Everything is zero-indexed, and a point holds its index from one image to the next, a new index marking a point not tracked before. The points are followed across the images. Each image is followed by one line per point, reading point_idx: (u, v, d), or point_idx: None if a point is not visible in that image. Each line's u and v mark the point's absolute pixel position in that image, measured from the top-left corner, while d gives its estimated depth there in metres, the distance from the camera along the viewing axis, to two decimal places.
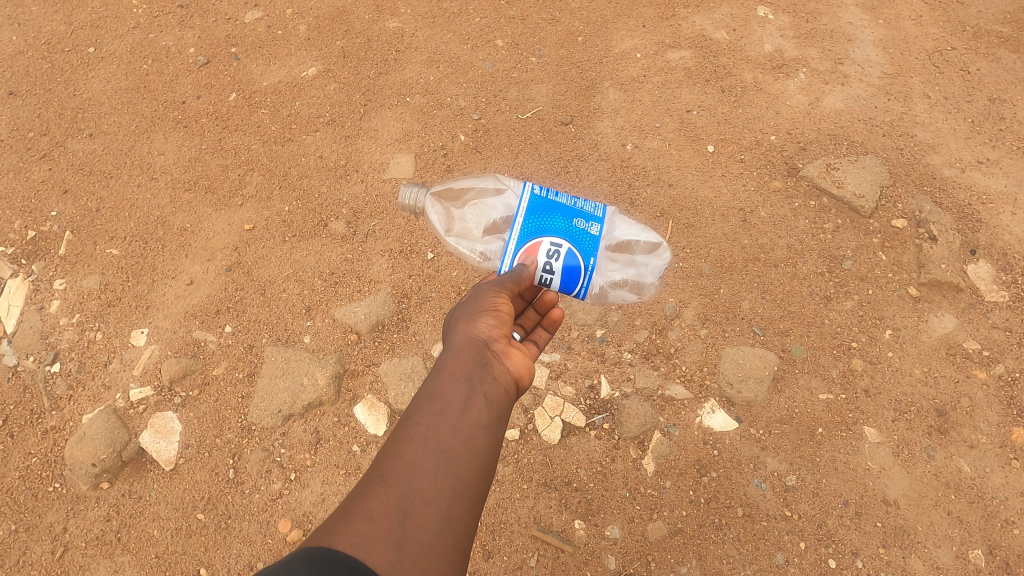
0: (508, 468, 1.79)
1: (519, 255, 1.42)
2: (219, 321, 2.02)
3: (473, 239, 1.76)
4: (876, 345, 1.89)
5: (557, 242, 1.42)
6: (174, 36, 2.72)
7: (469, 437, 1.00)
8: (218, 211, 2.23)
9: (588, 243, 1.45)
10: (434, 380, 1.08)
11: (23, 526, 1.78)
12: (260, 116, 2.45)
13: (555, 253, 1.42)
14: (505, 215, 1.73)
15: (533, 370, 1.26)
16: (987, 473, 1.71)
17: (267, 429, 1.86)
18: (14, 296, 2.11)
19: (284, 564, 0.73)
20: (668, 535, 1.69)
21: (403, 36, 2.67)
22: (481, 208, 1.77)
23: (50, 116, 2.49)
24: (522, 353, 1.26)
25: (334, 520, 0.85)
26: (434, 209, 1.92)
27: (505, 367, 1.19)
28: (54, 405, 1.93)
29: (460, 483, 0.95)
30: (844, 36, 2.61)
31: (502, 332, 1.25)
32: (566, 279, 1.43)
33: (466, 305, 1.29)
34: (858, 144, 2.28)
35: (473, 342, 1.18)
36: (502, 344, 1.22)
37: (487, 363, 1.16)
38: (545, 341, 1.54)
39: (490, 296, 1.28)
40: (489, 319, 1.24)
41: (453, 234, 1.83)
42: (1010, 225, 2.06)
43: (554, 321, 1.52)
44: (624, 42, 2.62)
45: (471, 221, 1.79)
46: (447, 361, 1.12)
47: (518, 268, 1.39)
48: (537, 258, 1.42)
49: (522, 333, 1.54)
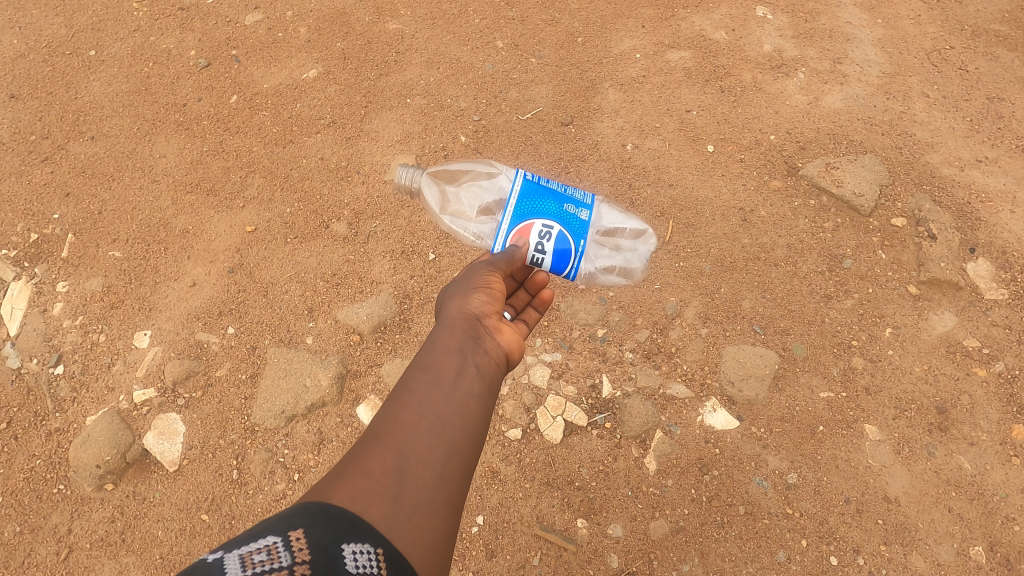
0: (511, 467, 1.80)
1: (511, 237, 1.42)
2: (222, 322, 2.03)
3: (467, 220, 1.75)
4: (876, 343, 1.89)
5: (549, 223, 1.42)
6: (175, 39, 2.73)
7: (462, 405, 1.02)
8: (220, 213, 2.24)
9: (579, 226, 1.46)
10: (427, 352, 1.10)
11: (28, 528, 1.79)
12: (262, 118, 2.46)
13: (547, 234, 1.42)
14: (498, 198, 1.76)
15: (523, 346, 1.27)
16: (987, 470, 1.72)
17: (270, 429, 1.87)
18: (18, 299, 2.12)
19: (286, 517, 0.78)
20: (670, 533, 1.70)
21: (403, 38, 2.68)
22: (475, 191, 1.79)
23: (51, 120, 2.50)
24: (513, 330, 1.27)
25: (332, 476, 0.88)
26: (430, 188, 1.94)
27: (497, 342, 1.20)
28: (58, 407, 1.94)
29: (454, 447, 0.97)
30: (843, 36, 2.62)
31: (493, 308, 1.26)
32: (557, 261, 1.43)
33: (459, 282, 1.31)
34: (857, 143, 2.29)
35: (465, 317, 1.20)
36: (494, 320, 1.24)
37: (479, 337, 1.17)
38: (534, 320, 1.53)
39: (483, 274, 1.31)
40: (481, 295, 1.26)
41: (448, 214, 1.84)
42: (1009, 223, 2.07)
43: (545, 301, 1.52)
44: (624, 42, 2.63)
45: (466, 203, 1.80)
46: (441, 334, 1.14)
47: (511, 249, 1.39)
48: (529, 239, 1.42)
49: (513, 312, 1.52)
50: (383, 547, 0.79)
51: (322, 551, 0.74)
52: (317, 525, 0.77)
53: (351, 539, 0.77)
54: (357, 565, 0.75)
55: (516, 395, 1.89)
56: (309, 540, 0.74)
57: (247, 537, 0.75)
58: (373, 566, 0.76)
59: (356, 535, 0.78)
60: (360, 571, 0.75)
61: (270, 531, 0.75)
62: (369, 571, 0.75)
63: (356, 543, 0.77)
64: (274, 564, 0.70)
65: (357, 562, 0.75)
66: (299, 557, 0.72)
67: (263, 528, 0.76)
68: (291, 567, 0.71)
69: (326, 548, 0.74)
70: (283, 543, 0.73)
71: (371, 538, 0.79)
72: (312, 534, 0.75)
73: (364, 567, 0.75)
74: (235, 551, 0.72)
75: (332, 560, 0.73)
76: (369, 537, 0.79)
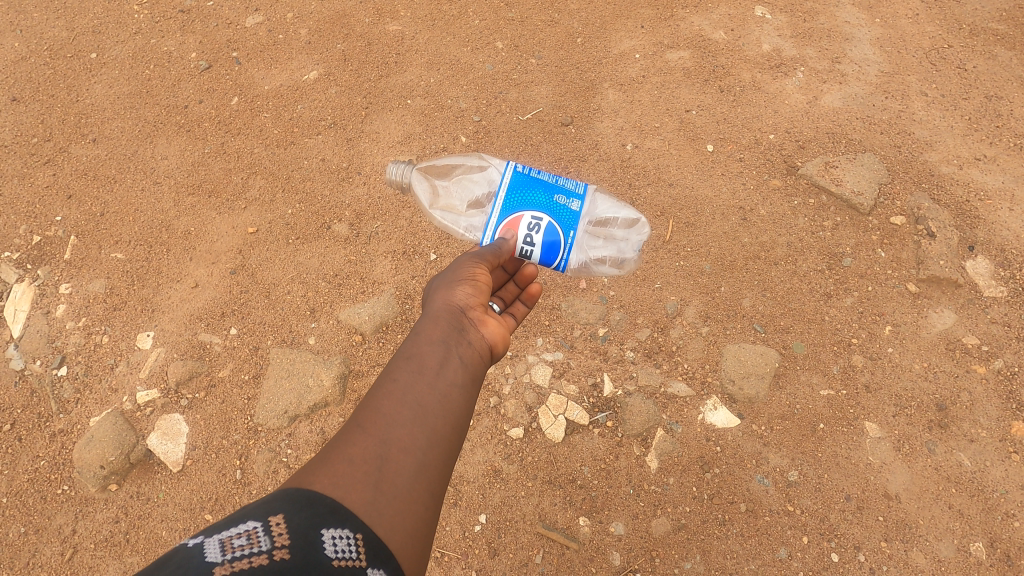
0: (513, 466, 1.81)
1: (500, 229, 1.47)
2: (225, 323, 2.04)
3: (458, 214, 1.81)
4: (876, 341, 1.90)
5: (538, 215, 1.46)
6: (176, 41, 2.74)
7: (445, 395, 1.03)
8: (222, 214, 2.25)
9: (569, 217, 1.49)
10: (411, 342, 1.11)
11: (33, 529, 1.80)
12: (262, 120, 2.47)
13: (536, 226, 1.46)
14: (488, 190, 1.80)
15: (508, 339, 1.29)
16: (987, 466, 1.73)
17: (273, 430, 1.88)
18: (21, 301, 2.13)
19: (266, 503, 0.79)
20: (672, 531, 1.71)
21: (403, 39, 2.68)
22: (466, 185, 1.85)
23: (53, 122, 2.51)
24: (497, 322, 1.29)
25: (315, 463, 0.89)
26: (420, 184, 1.97)
27: (481, 334, 1.22)
28: (62, 409, 1.95)
29: (436, 435, 0.98)
30: (841, 35, 2.62)
31: (478, 300, 1.27)
32: (547, 252, 1.47)
33: (444, 274, 1.32)
34: (856, 142, 2.30)
35: (451, 309, 1.21)
36: (479, 311, 1.25)
37: (463, 329, 1.18)
38: (523, 314, 1.54)
39: (469, 266, 1.32)
40: (467, 287, 1.27)
41: (438, 208, 1.87)
42: (1008, 221, 2.08)
43: (533, 294, 1.54)
44: (623, 42, 2.64)
45: (456, 197, 1.85)
46: (425, 326, 1.15)
47: (499, 241, 1.44)
48: (518, 232, 1.46)
49: (502, 305, 1.55)
50: (363, 532, 0.81)
51: (301, 536, 0.74)
52: (297, 511, 0.77)
53: (331, 525, 0.78)
54: (336, 551, 0.76)
55: (517, 394, 1.89)
56: (289, 525, 0.75)
57: (226, 523, 0.76)
58: (353, 551, 0.77)
59: (336, 521, 0.79)
60: (339, 555, 0.75)
61: (250, 517, 0.76)
62: (348, 557, 0.77)
63: (336, 529, 0.78)
64: (253, 548, 0.71)
65: (336, 547, 0.76)
66: (278, 542, 0.73)
67: (243, 514, 0.77)
68: (270, 552, 0.71)
69: (306, 533, 0.75)
70: (263, 528, 0.74)
71: (351, 523, 0.80)
72: (292, 520, 0.76)
73: (343, 552, 0.76)
74: (214, 536, 0.73)
75: (311, 545, 0.74)
76: (348, 523, 0.80)
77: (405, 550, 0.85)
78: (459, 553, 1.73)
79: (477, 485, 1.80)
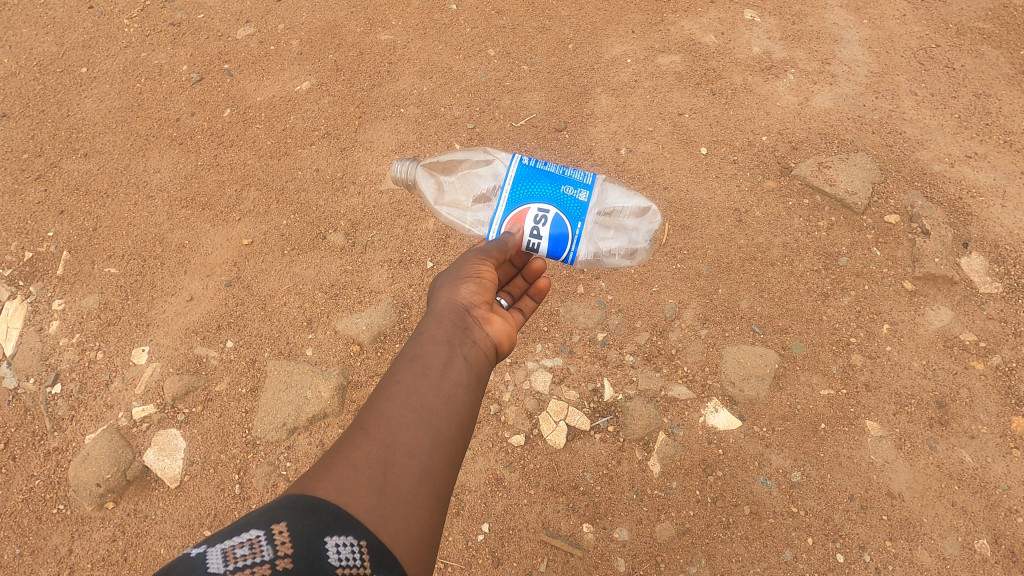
0: (515, 473, 1.80)
1: (506, 223, 1.49)
2: (221, 336, 2.03)
3: (464, 209, 1.81)
4: (875, 340, 1.91)
5: (545, 207, 1.47)
6: (167, 54, 2.73)
7: (449, 395, 1.02)
8: (216, 227, 2.23)
9: (576, 209, 1.48)
10: (414, 342, 1.10)
11: (27, 549, 1.77)
12: (256, 131, 2.46)
13: (543, 218, 1.46)
14: (494, 184, 1.79)
15: (513, 336, 1.28)
16: (988, 463, 1.73)
17: (272, 443, 1.86)
18: (13, 318, 2.11)
19: (269, 510, 0.78)
20: (677, 535, 1.70)
21: (395, 48, 2.69)
22: (472, 180, 1.84)
23: (44, 138, 2.49)
24: (502, 319, 1.28)
25: (319, 468, 0.88)
26: (425, 181, 1.96)
27: (485, 332, 1.21)
28: (56, 426, 1.92)
29: (441, 437, 0.97)
30: (830, 37, 2.65)
31: (483, 298, 1.27)
32: (554, 245, 1.47)
33: (449, 271, 1.31)
34: (849, 141, 2.31)
35: (454, 307, 1.20)
36: (483, 309, 1.25)
37: (467, 328, 1.18)
38: (530, 308, 1.56)
39: (473, 264, 1.31)
40: (471, 284, 1.26)
41: (444, 205, 1.88)
42: (1001, 217, 2.10)
43: (540, 290, 1.55)
44: (614, 47, 2.65)
45: (462, 192, 1.85)
46: (429, 325, 1.14)
47: (505, 235, 1.46)
48: (524, 225, 1.48)
49: (510, 300, 1.56)
50: (368, 538, 0.79)
51: (305, 545, 0.73)
52: (301, 518, 0.76)
53: (335, 532, 0.77)
54: (340, 558, 0.75)
55: (518, 401, 1.88)
56: (293, 534, 0.74)
57: (229, 531, 0.75)
58: (357, 558, 0.76)
59: (340, 528, 0.78)
60: (343, 564, 0.74)
61: (253, 525, 0.74)
62: (353, 564, 0.76)
63: (339, 536, 0.77)
64: (256, 558, 0.70)
65: (340, 555, 0.75)
66: (281, 551, 0.71)
67: (246, 523, 0.76)
68: (273, 561, 0.70)
69: (309, 542, 0.74)
70: (266, 537, 0.73)
71: (355, 530, 0.79)
72: (295, 527, 0.75)
73: (347, 560, 0.75)
74: (217, 545, 0.72)
75: (314, 554, 0.73)
76: (352, 530, 0.79)
77: (409, 558, 0.83)
78: (462, 563, 1.71)
79: (479, 494, 1.78)
